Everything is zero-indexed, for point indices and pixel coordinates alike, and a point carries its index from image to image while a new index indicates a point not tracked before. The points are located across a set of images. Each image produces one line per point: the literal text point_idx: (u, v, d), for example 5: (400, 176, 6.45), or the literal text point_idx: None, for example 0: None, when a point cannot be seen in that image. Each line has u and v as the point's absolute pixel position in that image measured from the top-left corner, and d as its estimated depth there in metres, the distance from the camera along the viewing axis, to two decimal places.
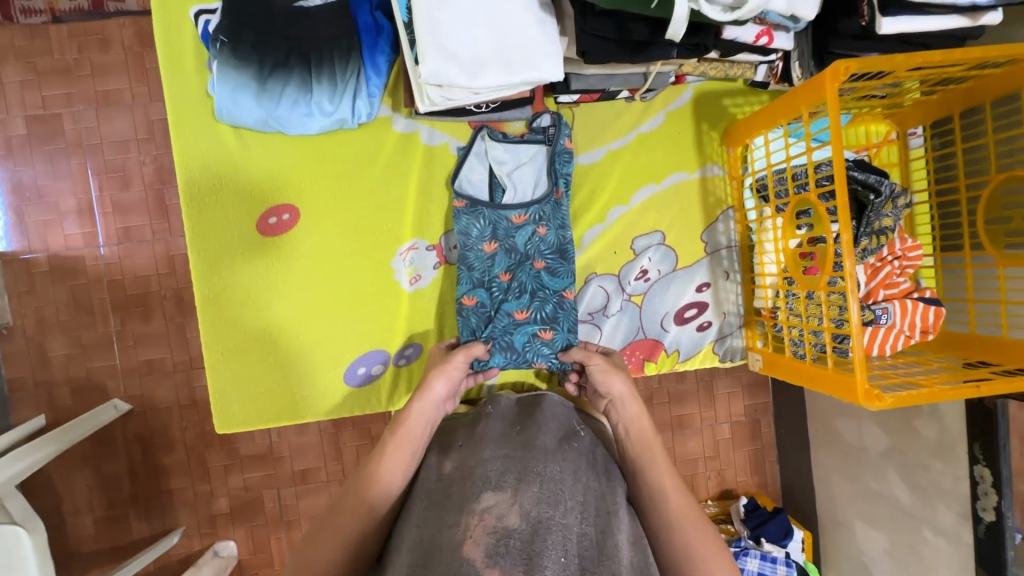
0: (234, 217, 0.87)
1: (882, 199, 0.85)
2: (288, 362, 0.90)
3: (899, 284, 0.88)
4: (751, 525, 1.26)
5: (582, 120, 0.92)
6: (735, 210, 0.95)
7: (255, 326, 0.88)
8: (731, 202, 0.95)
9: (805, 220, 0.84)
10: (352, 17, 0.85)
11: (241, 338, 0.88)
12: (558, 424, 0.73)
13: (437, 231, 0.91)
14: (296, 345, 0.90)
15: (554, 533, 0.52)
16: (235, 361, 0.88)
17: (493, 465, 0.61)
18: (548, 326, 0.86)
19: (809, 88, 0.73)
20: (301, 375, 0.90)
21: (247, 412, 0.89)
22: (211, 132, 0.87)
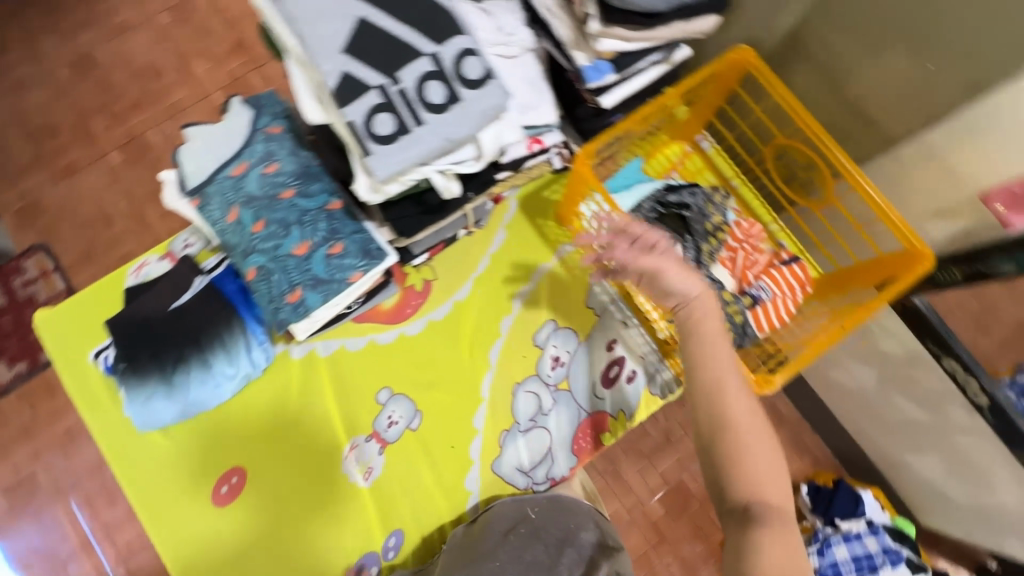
0: (191, 505, 0.93)
1: (695, 209, 0.98)
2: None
3: (757, 259, 0.98)
4: (820, 512, 1.28)
5: (441, 268, 1.04)
6: (602, 269, 1.05)
7: None
8: (595, 266, 1.06)
9: None
10: (219, 290, 0.97)
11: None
12: (511, 518, 0.91)
13: (368, 420, 0.98)
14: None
15: None
16: None
17: None
18: (335, 239, 0.84)
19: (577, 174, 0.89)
20: None
21: None
22: (143, 441, 0.95)
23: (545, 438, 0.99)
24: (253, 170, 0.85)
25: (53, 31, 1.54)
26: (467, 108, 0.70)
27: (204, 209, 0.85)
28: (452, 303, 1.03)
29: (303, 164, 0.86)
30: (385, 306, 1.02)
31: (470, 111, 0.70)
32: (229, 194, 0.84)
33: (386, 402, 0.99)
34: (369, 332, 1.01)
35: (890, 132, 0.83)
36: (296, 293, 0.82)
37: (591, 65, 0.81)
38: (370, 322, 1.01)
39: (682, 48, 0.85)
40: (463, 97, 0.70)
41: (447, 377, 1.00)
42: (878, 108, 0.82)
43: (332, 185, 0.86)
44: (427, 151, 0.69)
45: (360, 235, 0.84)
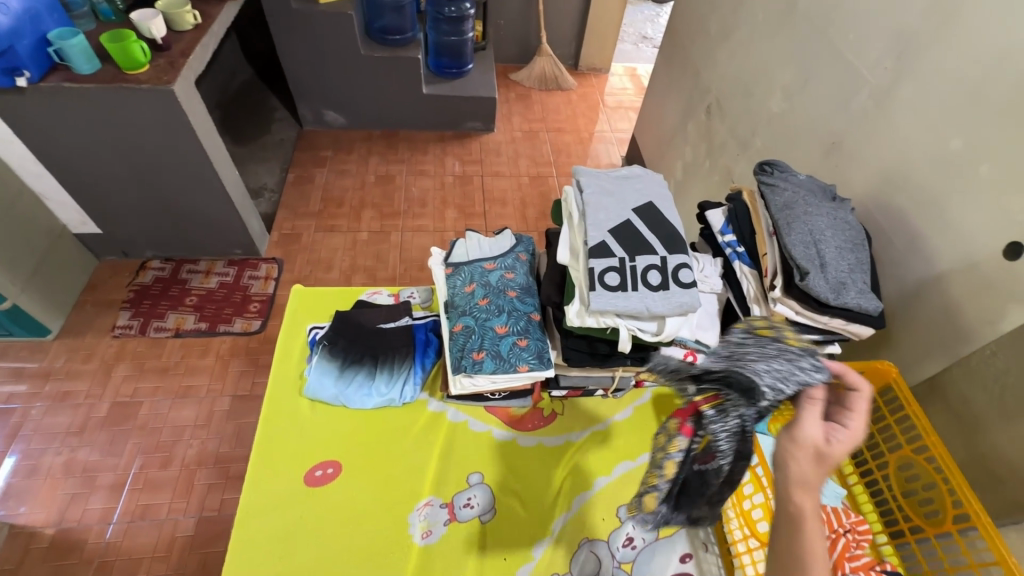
0: (288, 468, 1.07)
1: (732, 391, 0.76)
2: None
3: (860, 556, 0.99)
4: None
5: (569, 408, 1.22)
6: None
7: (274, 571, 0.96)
8: None
9: None
10: (412, 332, 1.28)
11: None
12: None
13: (451, 490, 1.08)
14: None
15: None
16: None
17: None
18: (524, 335, 1.11)
19: None
20: None
21: None
22: (294, 402, 1.17)
23: None
24: (497, 270, 1.22)
25: (390, 203, 2.62)
26: (670, 295, 0.99)
27: (452, 277, 1.23)
28: (565, 440, 1.17)
29: (529, 283, 1.20)
30: (513, 411, 1.21)
31: (671, 298, 0.99)
32: (474, 276, 1.21)
33: (472, 484, 1.09)
34: (491, 423, 1.18)
35: (1018, 497, 0.92)
36: (480, 354, 1.09)
37: (762, 315, 1.06)
38: (495, 417, 1.19)
39: (834, 345, 1.10)
40: (670, 289, 1.01)
41: (531, 496, 1.09)
42: (1009, 471, 0.93)
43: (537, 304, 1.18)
44: (632, 308, 0.98)
45: (541, 343, 1.11)
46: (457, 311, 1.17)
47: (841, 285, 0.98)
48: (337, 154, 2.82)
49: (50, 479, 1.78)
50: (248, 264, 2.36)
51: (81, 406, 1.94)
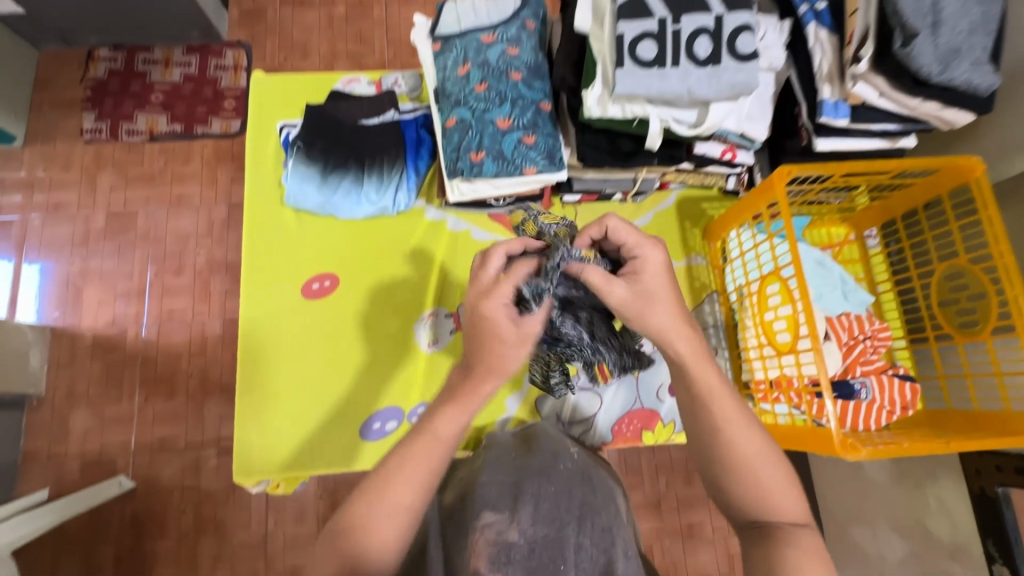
0: (284, 281, 1.03)
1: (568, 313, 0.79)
2: (313, 417, 0.98)
3: (874, 361, 0.98)
4: None
5: (582, 215, 1.10)
6: (719, 295, 1.07)
7: (287, 377, 0.99)
8: (714, 288, 1.08)
9: (775, 296, 0.92)
10: (401, 129, 1.09)
11: (270, 390, 0.98)
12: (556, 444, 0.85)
13: (457, 300, 1.04)
14: (316, 399, 0.99)
15: (550, 549, 0.68)
16: (264, 408, 0.97)
17: (490, 487, 0.76)
18: (531, 131, 0.93)
19: (762, 191, 0.89)
20: (317, 427, 0.97)
21: (265, 460, 0.96)
22: (277, 213, 1.07)
23: (594, 406, 1.01)
24: (498, 44, 0.96)
25: None
26: (720, 73, 0.77)
27: (440, 56, 0.97)
28: None
29: (538, 63, 0.96)
30: None
31: (721, 76, 0.77)
32: (469, 54, 0.96)
33: None
34: (496, 232, 1.08)
35: None
36: (479, 154, 0.92)
37: (832, 100, 0.84)
38: (500, 225, 1.08)
39: (909, 138, 0.90)
40: (721, 64, 0.78)
41: None
42: None
43: (548, 91, 0.96)
44: (668, 91, 0.78)
45: (553, 140, 0.93)
46: (449, 101, 0.95)
47: (954, 53, 0.73)
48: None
49: (72, 287, 1.83)
50: (210, 51, 2.01)
51: (77, 217, 1.88)
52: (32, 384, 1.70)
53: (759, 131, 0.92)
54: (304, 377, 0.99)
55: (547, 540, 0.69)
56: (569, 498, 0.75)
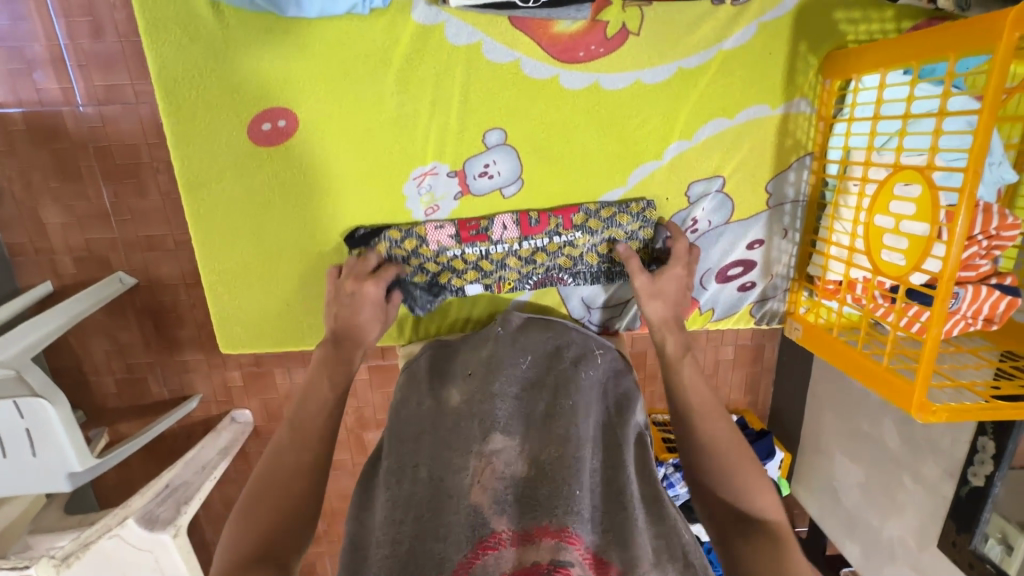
0: (230, 124, 0.89)
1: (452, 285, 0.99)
2: (291, 285, 1.01)
3: (979, 266, 0.79)
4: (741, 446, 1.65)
5: (652, 24, 0.83)
6: (813, 158, 0.91)
7: (259, 247, 0.97)
8: (810, 148, 0.90)
9: (903, 200, 0.78)
10: None
11: (242, 261, 0.98)
12: (575, 347, 0.91)
13: (462, 156, 0.91)
14: (292, 271, 1.00)
15: (566, 470, 0.69)
16: (233, 281, 0.99)
17: (503, 402, 0.79)
18: None
19: (982, 26, 0.66)
20: (301, 298, 1.02)
21: (250, 332, 1.03)
22: (197, 15, 0.83)
23: (630, 292, 1.03)
24: None
25: None
26: None
27: None
28: (633, 81, 0.86)
29: None
30: (558, 28, 0.83)
31: None
32: None
33: (491, 146, 0.90)
34: (521, 49, 0.85)
35: None
36: None
37: None
38: (528, 36, 0.84)
39: None
40: None
41: (569, 157, 0.91)
42: None
43: None
44: None
45: None
46: None
47: None
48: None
49: None
50: None
51: None
52: None
53: None
54: (272, 255, 0.98)
55: (556, 461, 0.70)
56: (583, 416, 0.79)
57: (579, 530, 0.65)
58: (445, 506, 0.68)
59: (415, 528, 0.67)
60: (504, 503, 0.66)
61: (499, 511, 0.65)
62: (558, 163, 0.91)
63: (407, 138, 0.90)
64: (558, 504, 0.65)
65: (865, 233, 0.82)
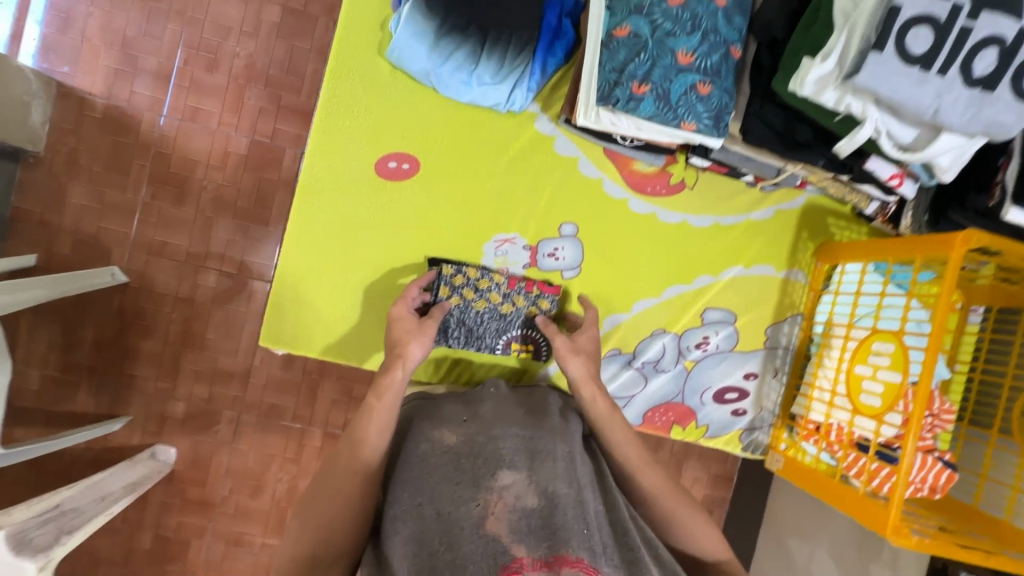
0: (359, 154, 0.99)
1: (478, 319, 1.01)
2: (353, 299, 1.03)
3: (927, 439, 0.95)
4: None
5: (702, 185, 1.06)
6: (803, 318, 1.11)
7: (337, 257, 1.02)
8: (801, 310, 1.12)
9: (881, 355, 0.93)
10: (541, 13, 0.89)
11: (318, 265, 1.01)
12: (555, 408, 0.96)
13: (537, 235, 1.04)
14: (360, 285, 1.03)
15: (572, 507, 0.72)
16: (303, 282, 1.01)
17: (505, 443, 0.81)
18: (709, 80, 0.76)
19: (933, 243, 0.85)
20: (358, 317, 1.03)
21: (296, 334, 1.02)
22: (370, 62, 0.97)
23: (637, 386, 1.09)
24: None
25: None
26: (983, 106, 0.61)
27: None
28: (682, 221, 1.07)
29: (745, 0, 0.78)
30: (636, 167, 1.05)
31: (981, 110, 0.61)
32: None
33: (563, 235, 1.05)
34: (606, 172, 1.04)
35: None
36: (643, 86, 0.75)
37: None
38: (613, 166, 1.04)
39: None
40: (993, 93, 0.61)
41: (622, 263, 1.07)
42: None
43: (728, 45, 0.77)
44: (914, 101, 0.61)
45: (729, 102, 0.77)
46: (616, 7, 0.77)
47: None
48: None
49: (90, 44, 1.58)
50: None
51: None
52: (30, 140, 1.54)
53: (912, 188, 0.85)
54: (348, 271, 1.02)
55: (564, 499, 0.73)
56: (579, 465, 0.83)
57: (596, 561, 0.66)
58: (459, 535, 0.67)
59: (430, 563, 0.65)
60: (522, 532, 0.67)
61: (519, 538, 0.66)
62: (611, 265, 1.07)
63: (498, 211, 1.03)
64: (574, 537, 0.67)
65: (845, 379, 0.98)
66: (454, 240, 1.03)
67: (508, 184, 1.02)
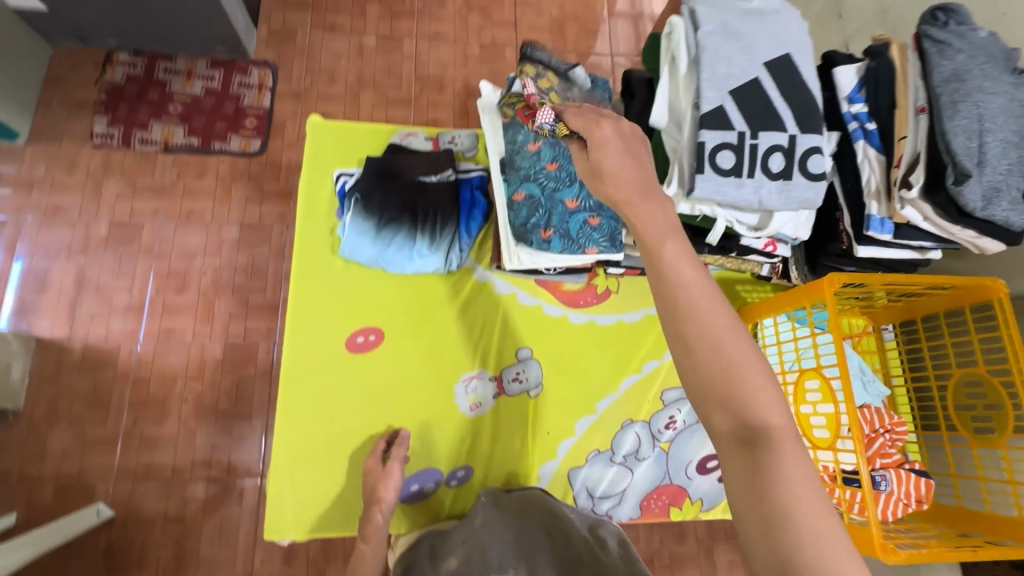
0: (329, 337, 1.12)
1: None
2: (346, 469, 1.08)
3: (891, 454, 1.04)
4: None
5: (624, 288, 1.24)
6: None
7: (324, 433, 1.09)
8: None
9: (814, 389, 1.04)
10: (455, 191, 1.10)
11: (308, 445, 1.07)
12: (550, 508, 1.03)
13: (498, 365, 1.15)
14: (350, 454, 1.09)
15: None
16: (296, 465, 1.07)
17: (496, 554, 0.95)
18: (596, 214, 0.97)
19: (810, 289, 1.01)
20: (354, 485, 1.08)
21: (298, 518, 1.05)
22: (326, 260, 1.15)
23: (626, 479, 1.14)
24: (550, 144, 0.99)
25: None
26: (790, 189, 0.81)
27: (509, 128, 1.02)
28: (617, 319, 1.22)
29: None
30: (567, 287, 1.21)
31: (790, 192, 0.82)
32: (545, 159, 0.99)
33: (522, 359, 1.16)
34: (542, 298, 1.20)
35: None
36: (547, 231, 0.96)
37: (879, 217, 0.91)
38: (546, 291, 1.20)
39: (937, 251, 0.97)
40: (791, 179, 0.82)
41: (580, 370, 1.18)
42: None
43: None
44: (741, 200, 0.82)
45: (617, 225, 0.97)
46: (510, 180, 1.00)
47: (996, 191, 0.81)
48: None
49: (66, 296, 1.73)
50: (235, 67, 1.92)
51: (77, 223, 1.78)
52: (10, 399, 1.60)
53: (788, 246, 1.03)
54: (336, 443, 1.09)
55: None
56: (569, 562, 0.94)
57: None
58: None
59: None
60: None
61: None
62: (572, 374, 1.18)
63: (461, 353, 1.15)
64: None
65: (797, 419, 1.07)
66: (428, 388, 1.13)
67: (464, 329, 1.16)
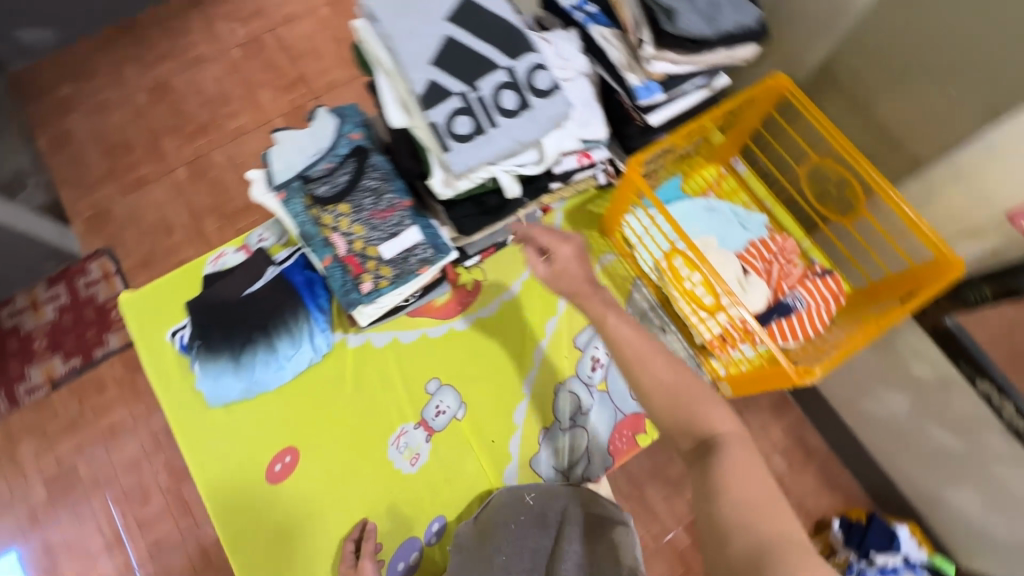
0: (244, 484, 0.98)
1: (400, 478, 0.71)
2: None
3: (791, 272, 1.04)
4: (855, 544, 1.46)
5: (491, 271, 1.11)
6: (642, 278, 1.12)
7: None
8: (635, 275, 1.12)
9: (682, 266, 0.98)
10: (287, 280, 1.06)
11: None
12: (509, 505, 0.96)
13: (415, 410, 1.04)
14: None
15: None
16: None
17: None
18: (408, 228, 0.92)
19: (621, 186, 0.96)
20: None
21: None
22: (196, 417, 1.01)
23: (583, 440, 1.04)
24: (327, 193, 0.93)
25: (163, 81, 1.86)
26: (536, 114, 0.80)
27: (287, 203, 0.92)
28: (474, 319, 1.09)
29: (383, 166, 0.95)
30: (435, 303, 1.09)
31: (537, 115, 0.80)
32: (329, 207, 0.92)
33: (434, 391, 1.05)
34: (419, 327, 1.07)
35: (917, 153, 0.94)
36: (364, 281, 0.91)
37: (643, 85, 0.89)
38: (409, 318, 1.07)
39: (722, 76, 0.96)
40: (531, 106, 0.81)
41: (491, 368, 1.07)
42: (904, 130, 0.94)
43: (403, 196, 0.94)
44: (502, 149, 0.79)
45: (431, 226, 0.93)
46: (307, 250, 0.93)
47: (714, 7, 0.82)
48: (63, 70, 1.80)
49: None
50: (73, 272, 1.64)
51: None
52: None
53: (599, 134, 0.96)
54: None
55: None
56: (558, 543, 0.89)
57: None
58: None
59: None
60: None
61: None
62: (490, 372, 1.06)
63: (377, 421, 1.03)
64: None
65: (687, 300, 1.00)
66: (371, 469, 1.01)
67: (366, 396, 1.04)
